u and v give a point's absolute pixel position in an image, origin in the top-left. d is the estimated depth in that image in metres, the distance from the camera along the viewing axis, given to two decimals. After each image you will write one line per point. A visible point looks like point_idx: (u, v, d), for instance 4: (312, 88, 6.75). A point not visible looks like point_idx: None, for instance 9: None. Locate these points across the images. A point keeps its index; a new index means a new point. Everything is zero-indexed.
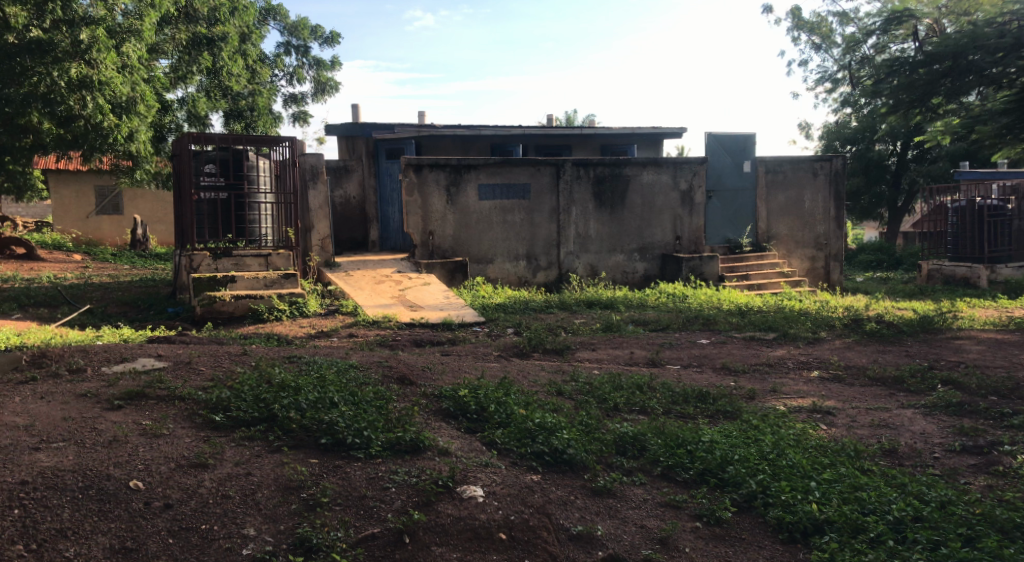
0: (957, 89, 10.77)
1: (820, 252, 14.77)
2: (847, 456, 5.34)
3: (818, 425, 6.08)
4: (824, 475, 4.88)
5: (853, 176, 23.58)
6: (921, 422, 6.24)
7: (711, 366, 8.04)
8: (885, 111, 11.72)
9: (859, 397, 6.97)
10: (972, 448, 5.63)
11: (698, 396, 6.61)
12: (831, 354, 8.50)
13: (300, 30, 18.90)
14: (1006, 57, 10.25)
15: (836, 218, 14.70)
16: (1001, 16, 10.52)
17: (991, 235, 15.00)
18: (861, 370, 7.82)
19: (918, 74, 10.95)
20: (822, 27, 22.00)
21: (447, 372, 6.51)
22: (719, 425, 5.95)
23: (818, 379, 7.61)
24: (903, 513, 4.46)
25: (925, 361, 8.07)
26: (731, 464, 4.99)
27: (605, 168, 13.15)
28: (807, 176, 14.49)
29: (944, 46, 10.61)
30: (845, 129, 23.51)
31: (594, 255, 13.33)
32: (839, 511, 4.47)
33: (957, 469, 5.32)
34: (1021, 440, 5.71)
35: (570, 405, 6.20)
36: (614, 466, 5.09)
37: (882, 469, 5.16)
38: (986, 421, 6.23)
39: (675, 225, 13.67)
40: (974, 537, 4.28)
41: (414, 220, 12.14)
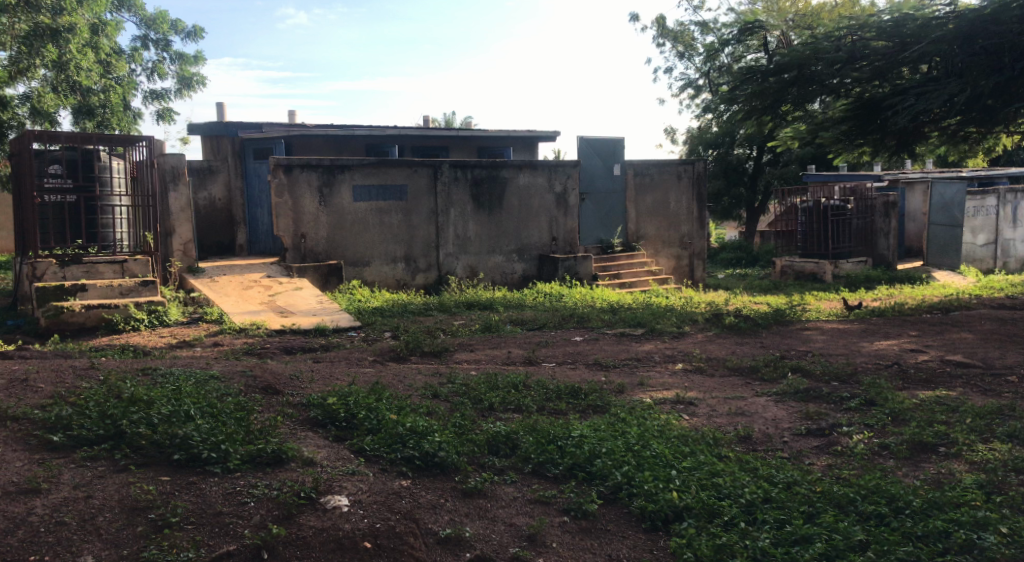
0: (802, 97, 11.48)
1: (684, 251, 15.42)
2: (706, 444, 5.61)
3: (681, 415, 6.34)
4: (684, 463, 5.11)
5: (714, 179, 24.93)
6: (772, 408, 6.63)
7: (583, 362, 8.24)
8: (740, 116, 12.32)
9: (719, 387, 7.33)
10: (816, 431, 6.04)
11: (570, 393, 6.78)
12: (695, 347, 8.89)
13: (158, 23, 18.03)
14: (842, 69, 11.09)
15: (699, 219, 15.42)
16: (839, 32, 11.37)
17: (834, 234, 16.06)
18: (721, 362, 8.22)
19: (769, 82, 11.54)
20: (685, 36, 22.97)
21: (317, 379, 6.37)
22: (589, 419, 6.12)
23: (682, 371, 7.94)
24: (754, 495, 4.73)
25: (777, 351, 8.58)
26: (599, 457, 5.16)
27: (482, 170, 13.23)
28: (671, 179, 15.10)
29: (791, 57, 11.28)
30: (708, 133, 24.71)
31: (474, 257, 13.38)
32: (696, 498, 4.68)
33: (803, 450, 5.68)
34: (857, 421, 6.19)
35: (444, 407, 6.22)
36: (486, 465, 5.13)
37: (737, 454, 5.45)
38: (828, 405, 6.70)
39: (551, 227, 13.95)
40: (815, 513, 4.60)
41: (284, 223, 11.79)
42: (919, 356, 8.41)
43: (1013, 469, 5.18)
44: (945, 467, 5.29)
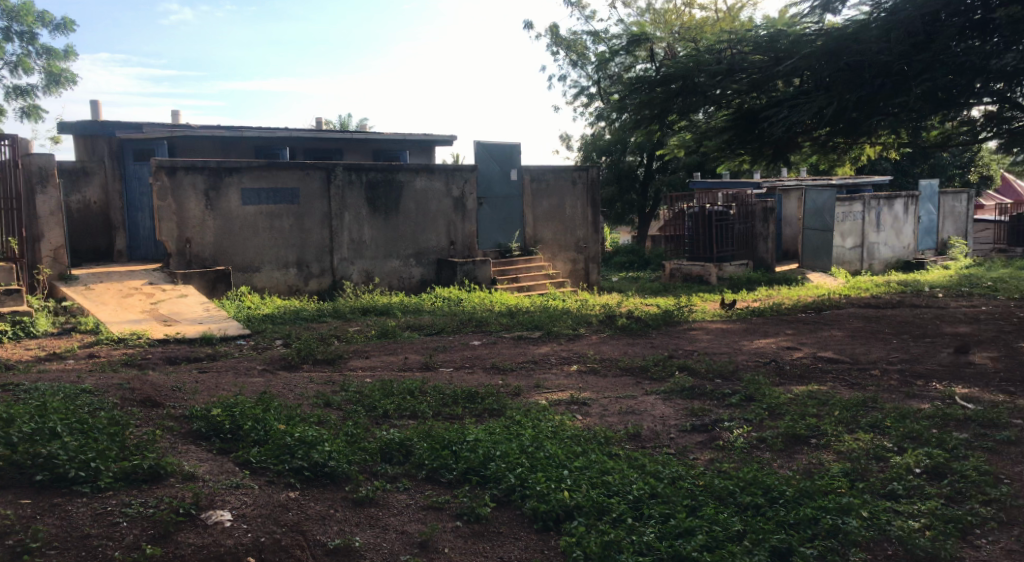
0: (687, 107, 11.96)
1: (580, 255, 15.73)
2: (597, 443, 5.73)
3: (574, 416, 6.45)
4: (576, 462, 5.20)
5: (607, 185, 25.55)
6: (660, 406, 6.84)
7: (480, 366, 8.26)
8: (630, 124, 12.67)
9: (611, 387, 7.50)
10: (700, 427, 6.27)
11: (466, 397, 6.78)
12: (589, 349, 9.06)
13: (24, 16, 17.01)
14: (723, 80, 11.62)
15: (594, 224, 15.79)
16: (721, 45, 11.90)
17: (718, 238, 16.76)
18: (613, 362, 8.41)
19: (656, 92, 11.98)
20: (578, 44, 23.43)
21: (201, 390, 6.14)
22: (483, 423, 6.14)
23: (576, 372, 8.08)
24: (642, 491, 4.86)
25: (666, 351, 8.86)
26: (492, 460, 5.18)
27: (378, 173, 13.09)
28: (567, 185, 15.39)
29: (676, 69, 11.79)
30: (601, 140, 25.31)
31: (369, 261, 13.20)
32: (587, 496, 4.77)
33: (687, 446, 5.89)
34: (738, 416, 6.46)
35: (336, 415, 6.11)
36: (378, 474, 5.06)
37: (626, 452, 5.58)
38: (711, 401, 6.97)
39: (449, 232, 13.94)
40: (697, 506, 4.77)
41: (167, 227, 11.30)
42: (795, 353, 8.86)
43: (875, 457, 5.55)
44: (815, 457, 5.61)
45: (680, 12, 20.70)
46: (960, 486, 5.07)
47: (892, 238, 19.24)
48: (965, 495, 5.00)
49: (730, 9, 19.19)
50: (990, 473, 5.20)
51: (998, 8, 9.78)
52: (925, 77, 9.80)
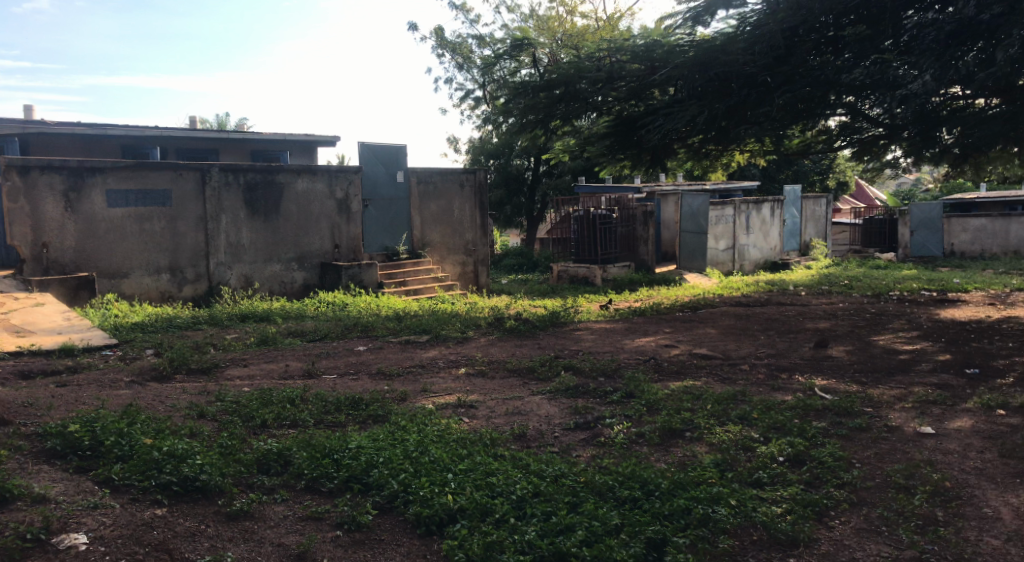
0: (569, 113, 12.22)
1: (469, 258, 15.64)
2: (483, 445, 5.74)
3: (460, 419, 6.44)
4: (460, 465, 5.18)
5: (495, 188, 25.75)
6: (546, 405, 6.92)
7: (366, 372, 8.11)
8: (515, 128, 12.79)
9: (498, 388, 7.53)
10: (582, 425, 6.39)
11: (351, 403, 6.65)
12: (476, 351, 9.08)
13: None
14: (603, 87, 11.94)
15: (483, 226, 15.67)
16: (601, 52, 12.19)
17: (603, 241, 17.14)
18: (500, 364, 8.45)
19: (540, 97, 12.11)
20: (463, 48, 23.45)
21: (60, 406, 5.75)
22: (367, 430, 6.03)
23: (464, 375, 8.07)
24: (525, 490, 4.89)
25: (552, 351, 8.98)
26: (375, 467, 5.10)
27: (256, 174, 12.67)
28: (455, 187, 15.34)
29: (558, 74, 11.96)
30: (488, 144, 25.49)
31: (248, 266, 12.74)
32: (470, 499, 4.76)
33: (571, 444, 5.99)
34: (619, 412, 6.63)
35: (211, 428, 5.85)
36: (255, 486, 4.89)
37: (511, 453, 5.61)
38: (594, 399, 7.11)
39: (333, 234, 13.63)
40: (578, 502, 4.85)
41: (21, 230, 10.57)
42: (673, 350, 9.18)
43: (743, 447, 5.82)
44: (689, 449, 5.82)
45: (562, 20, 21.05)
46: (818, 472, 5.39)
47: (760, 240, 20.26)
48: (822, 480, 5.32)
49: (610, 18, 19.69)
50: (844, 459, 5.55)
51: (850, 25, 10.45)
52: (787, 88, 10.36)
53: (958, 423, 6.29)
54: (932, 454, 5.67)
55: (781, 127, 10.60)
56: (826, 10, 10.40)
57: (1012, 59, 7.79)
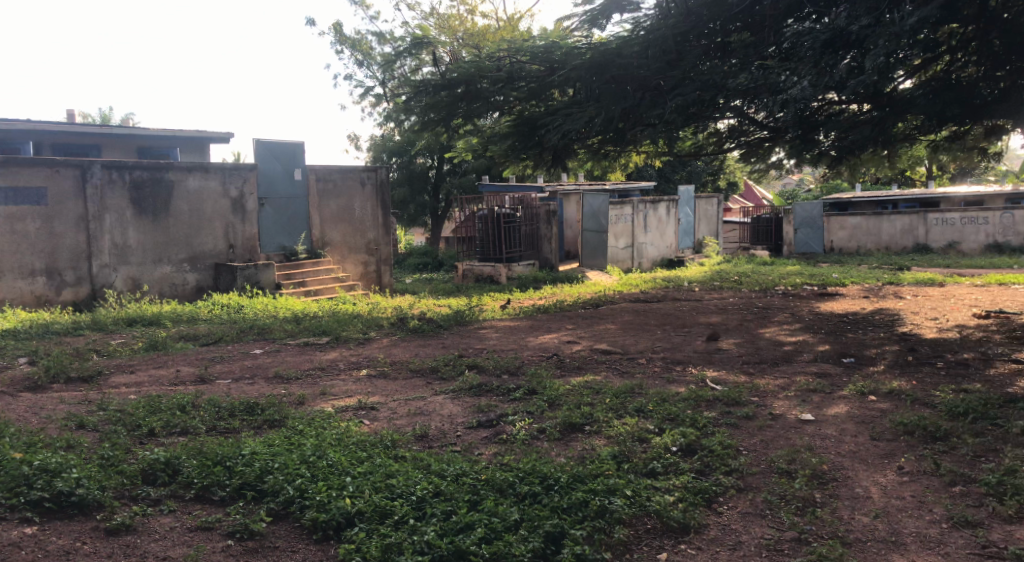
0: (471, 112, 12.36)
1: (371, 257, 15.50)
2: (383, 447, 5.71)
3: (361, 421, 6.39)
4: (360, 468, 5.15)
5: (398, 187, 25.57)
6: (448, 405, 6.94)
7: (262, 376, 7.91)
8: (417, 126, 12.86)
9: (400, 389, 7.49)
10: (485, 423, 6.44)
11: (246, 409, 6.50)
12: (378, 352, 9.01)
13: None
14: (504, 87, 12.06)
15: (384, 225, 15.56)
16: (500, 52, 12.30)
17: (506, 239, 17.25)
18: (403, 364, 8.41)
19: (441, 96, 12.19)
20: (363, 44, 23.15)
21: None
22: (263, 435, 5.91)
23: (365, 377, 7.98)
24: (425, 491, 4.90)
25: (456, 351, 9.00)
26: (270, 473, 5.00)
27: (143, 171, 12.17)
28: (355, 186, 15.11)
29: (458, 73, 12.05)
30: (390, 142, 25.27)
31: (135, 267, 12.22)
32: (369, 501, 4.74)
33: (473, 442, 6.04)
34: (521, 409, 6.71)
35: (92, 439, 5.60)
36: (139, 498, 4.75)
37: (413, 454, 5.60)
38: (497, 397, 7.18)
39: (227, 235, 13.23)
40: (478, 500, 4.90)
41: None
42: (574, 346, 9.36)
43: (638, 439, 6.01)
44: (588, 443, 5.96)
45: (463, 19, 21.06)
46: (708, 460, 5.62)
47: (658, 238, 20.86)
48: (712, 468, 5.56)
49: (510, 18, 19.86)
50: (732, 446, 5.81)
51: (736, 32, 10.90)
52: (677, 92, 10.74)
53: (835, 409, 6.69)
54: (811, 439, 6.02)
55: (673, 129, 10.97)
56: (712, 17, 10.91)
57: (880, 67, 8.30)
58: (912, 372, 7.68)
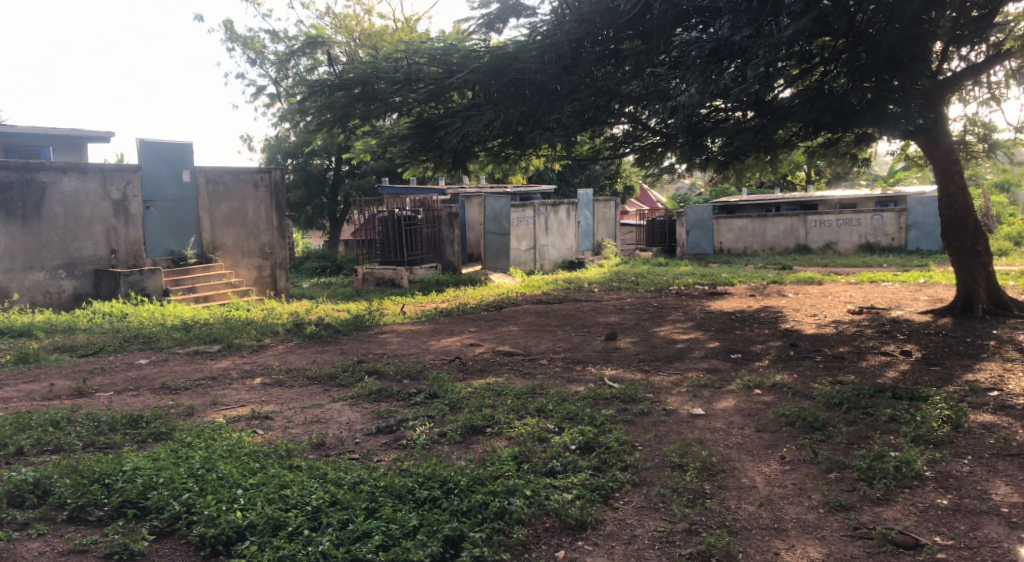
0: (368, 113, 12.09)
1: (266, 261, 15.03)
2: (277, 457, 5.59)
3: (254, 431, 6.23)
4: (252, 480, 5.03)
5: (294, 189, 25.01)
6: (347, 412, 6.85)
7: (148, 388, 7.59)
8: (313, 128, 12.47)
9: (296, 397, 7.34)
10: (384, 429, 6.39)
11: (129, 422, 6.23)
12: (273, 359, 8.79)
13: None
14: (401, 88, 11.99)
15: (279, 228, 15.11)
16: (397, 53, 12.21)
17: (407, 242, 17.11)
18: (300, 372, 8.23)
19: (337, 96, 11.88)
20: (254, 42, 22.51)
21: None
22: (147, 449, 5.69)
23: (259, 385, 7.78)
24: (321, 500, 4.83)
25: (355, 356, 8.89)
26: (154, 489, 4.84)
27: (11, 172, 11.55)
28: (248, 188, 14.67)
29: (354, 74, 11.80)
30: (285, 143, 24.69)
31: (4, 274, 11.54)
32: (262, 513, 4.64)
33: (372, 449, 5.98)
34: (421, 414, 6.69)
35: None
36: (5, 522, 4.54)
37: (308, 463, 5.51)
38: (397, 402, 7.13)
39: (109, 239, 12.61)
40: (376, 508, 4.87)
41: None
42: (476, 349, 9.40)
43: (538, 439, 6.09)
44: (489, 445, 6.01)
45: (359, 19, 20.80)
46: (605, 457, 5.77)
47: (558, 240, 21.14)
48: (609, 464, 5.70)
49: (407, 20, 19.72)
50: (628, 443, 5.97)
51: (629, 39, 11.19)
52: (573, 96, 10.94)
53: (724, 403, 6.98)
54: (701, 433, 6.26)
55: (570, 134, 11.17)
56: (606, 24, 11.16)
57: (761, 76, 8.71)
58: (794, 366, 8.10)
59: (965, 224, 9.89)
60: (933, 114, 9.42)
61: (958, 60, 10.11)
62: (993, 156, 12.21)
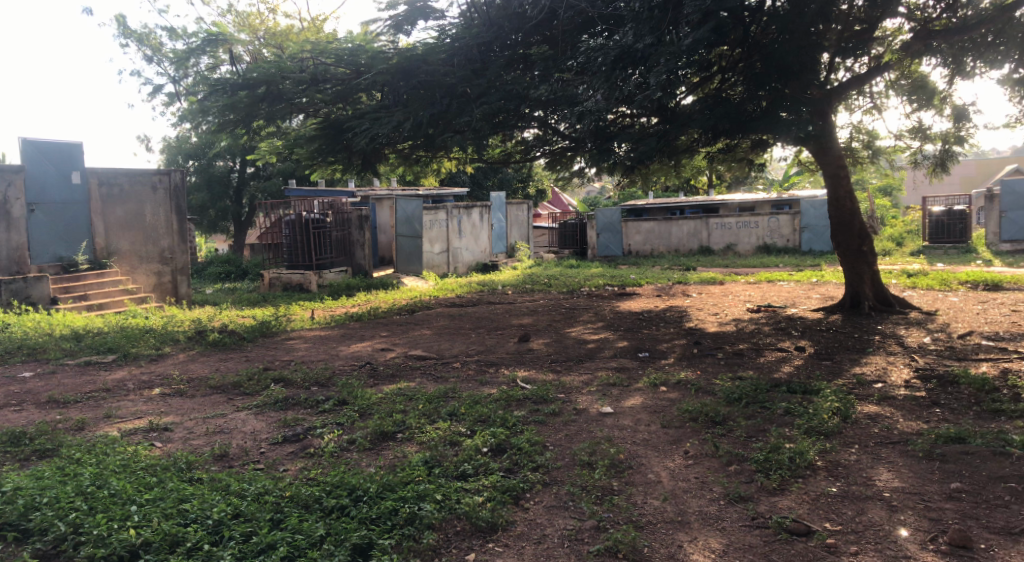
0: (272, 114, 11.79)
1: (165, 266, 14.30)
2: (177, 470, 5.40)
3: (152, 444, 6.01)
4: (147, 495, 4.86)
5: (197, 191, 24.22)
6: (251, 421, 6.68)
7: (34, 402, 7.22)
8: (215, 128, 12.09)
9: (198, 407, 7.11)
10: (291, 437, 6.26)
11: (11, 439, 5.91)
12: (173, 369, 8.49)
13: None
14: (307, 89, 11.78)
15: (180, 231, 14.37)
16: (302, 52, 11.97)
17: (316, 245, 16.80)
18: (201, 381, 7.97)
19: (240, 96, 11.54)
20: (151, 38, 21.68)
21: None
22: (31, 467, 5.42)
23: (157, 396, 7.50)
24: (223, 513, 4.71)
25: (261, 363, 8.68)
26: (38, 510, 4.64)
27: None
28: (144, 190, 14.01)
29: (258, 73, 11.50)
30: (186, 144, 23.87)
31: None
32: (158, 530, 4.49)
33: (278, 458, 5.86)
34: (330, 421, 6.58)
35: None
36: None
37: (210, 475, 5.35)
38: (305, 410, 7.00)
39: None
40: (281, 518, 4.78)
41: None
42: (387, 354, 9.31)
43: (450, 443, 6.08)
44: (399, 450, 5.96)
45: (263, 17, 20.33)
46: (516, 458, 5.81)
47: (471, 243, 21.14)
48: (520, 465, 5.74)
49: (314, 19, 19.40)
50: (539, 443, 6.04)
51: (536, 44, 11.32)
52: (483, 100, 10.98)
53: (632, 400, 7.14)
54: (610, 430, 6.38)
55: (480, 137, 11.21)
56: (515, 28, 11.29)
57: (663, 83, 8.95)
58: (697, 363, 8.35)
59: (852, 225, 10.41)
60: (822, 121, 9.94)
61: (844, 70, 10.65)
62: (877, 161, 12.92)
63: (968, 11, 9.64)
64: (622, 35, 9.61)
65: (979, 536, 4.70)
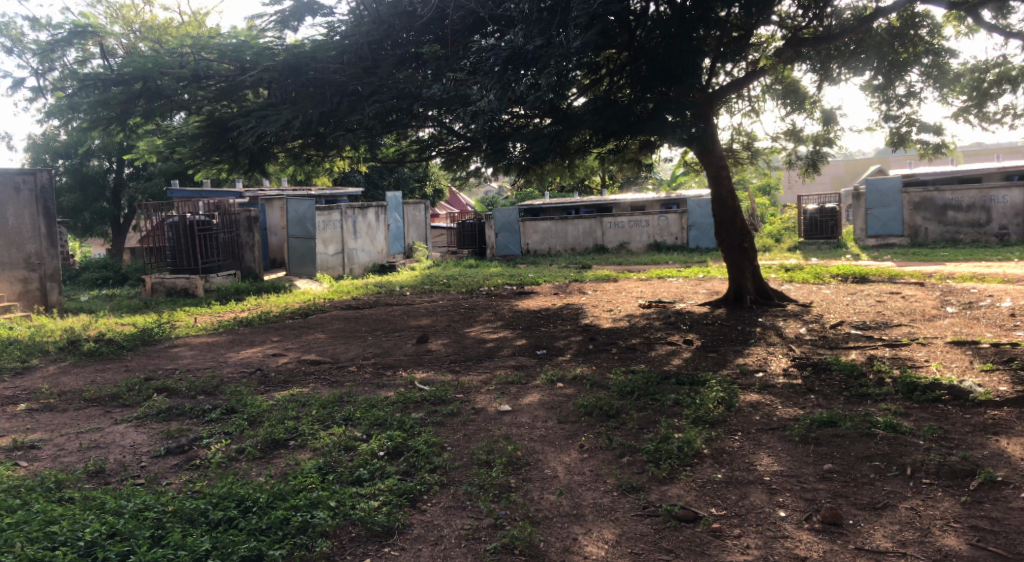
0: (150, 110, 11.25)
1: (32, 273, 13.43)
2: (45, 490, 5.08)
3: (17, 464, 5.63)
4: (10, 519, 4.58)
5: (68, 192, 23.00)
6: (131, 434, 6.35)
7: None
8: (86, 126, 11.42)
9: (70, 422, 6.70)
10: (175, 449, 5.99)
11: None
12: (43, 382, 7.97)
13: None
14: (188, 86, 11.33)
15: (49, 236, 13.51)
16: (182, 48, 11.57)
17: (202, 249, 16.16)
18: (75, 394, 7.51)
19: (113, 92, 10.94)
20: (11, 29, 20.31)
21: None
22: None
23: (24, 412, 7.03)
24: (97, 533, 4.49)
25: (142, 373, 8.25)
26: None
27: None
28: (7, 192, 13.14)
29: (133, 68, 10.99)
30: (54, 142, 22.54)
31: None
32: (22, 554, 4.23)
33: (160, 471, 5.60)
34: (217, 431, 6.33)
35: None
36: None
37: (83, 494, 5.06)
38: (190, 420, 6.71)
39: None
40: (163, 534, 4.59)
41: None
42: (279, 359, 9.03)
43: (345, 447, 5.95)
44: (291, 458, 5.79)
45: (138, 10, 19.40)
46: (413, 460, 5.75)
47: (367, 244, 20.81)
48: (417, 467, 5.68)
49: (194, 13, 18.67)
50: (437, 444, 5.99)
51: (428, 43, 11.28)
52: (375, 98, 10.83)
53: (529, 397, 7.18)
54: (508, 428, 6.40)
55: (373, 135, 11.04)
56: (406, 27, 11.21)
57: (553, 84, 9.05)
58: (592, 359, 8.49)
59: (734, 224, 10.83)
60: (704, 122, 10.32)
61: (723, 74, 11.07)
62: (756, 162, 13.50)
63: (833, 19, 10.19)
64: (512, 36, 9.67)
65: (847, 512, 4.97)
